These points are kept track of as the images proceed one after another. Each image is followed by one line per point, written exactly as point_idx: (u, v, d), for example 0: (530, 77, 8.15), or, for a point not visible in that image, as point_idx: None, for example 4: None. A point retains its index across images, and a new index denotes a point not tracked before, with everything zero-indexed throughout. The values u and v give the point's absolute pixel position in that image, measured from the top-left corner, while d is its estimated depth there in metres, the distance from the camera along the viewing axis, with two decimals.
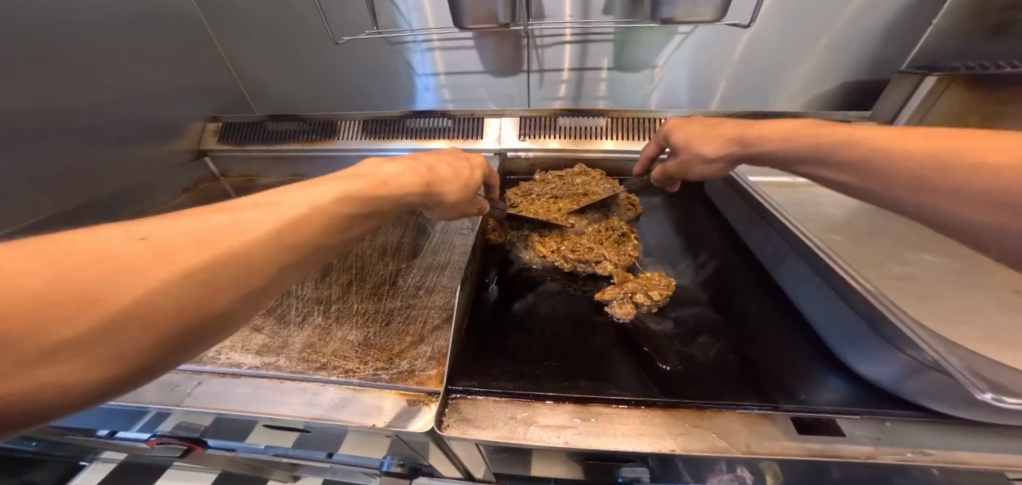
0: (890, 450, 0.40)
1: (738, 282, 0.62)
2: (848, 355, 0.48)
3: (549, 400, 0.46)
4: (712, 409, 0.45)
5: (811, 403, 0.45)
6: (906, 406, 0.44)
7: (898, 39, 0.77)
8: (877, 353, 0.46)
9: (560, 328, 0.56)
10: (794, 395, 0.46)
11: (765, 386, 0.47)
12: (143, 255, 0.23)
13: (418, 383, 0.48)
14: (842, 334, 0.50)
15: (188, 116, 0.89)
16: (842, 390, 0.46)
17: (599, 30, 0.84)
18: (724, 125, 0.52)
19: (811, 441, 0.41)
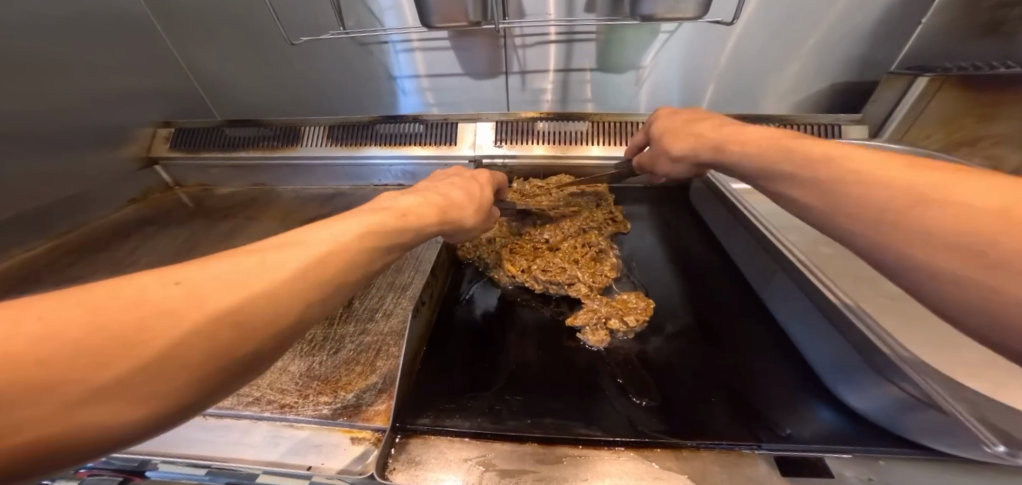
0: None
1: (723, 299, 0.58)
2: (837, 384, 0.44)
3: (509, 440, 0.41)
4: (688, 448, 0.40)
5: (797, 439, 0.41)
6: (902, 442, 0.40)
7: (887, 40, 0.74)
8: (869, 384, 0.42)
9: (528, 355, 0.51)
10: (779, 430, 0.42)
11: (748, 419, 0.43)
12: (174, 299, 0.19)
13: (363, 420, 0.43)
14: (828, 364, 0.46)
15: (137, 121, 0.82)
16: (832, 423, 0.42)
17: (584, 28, 0.80)
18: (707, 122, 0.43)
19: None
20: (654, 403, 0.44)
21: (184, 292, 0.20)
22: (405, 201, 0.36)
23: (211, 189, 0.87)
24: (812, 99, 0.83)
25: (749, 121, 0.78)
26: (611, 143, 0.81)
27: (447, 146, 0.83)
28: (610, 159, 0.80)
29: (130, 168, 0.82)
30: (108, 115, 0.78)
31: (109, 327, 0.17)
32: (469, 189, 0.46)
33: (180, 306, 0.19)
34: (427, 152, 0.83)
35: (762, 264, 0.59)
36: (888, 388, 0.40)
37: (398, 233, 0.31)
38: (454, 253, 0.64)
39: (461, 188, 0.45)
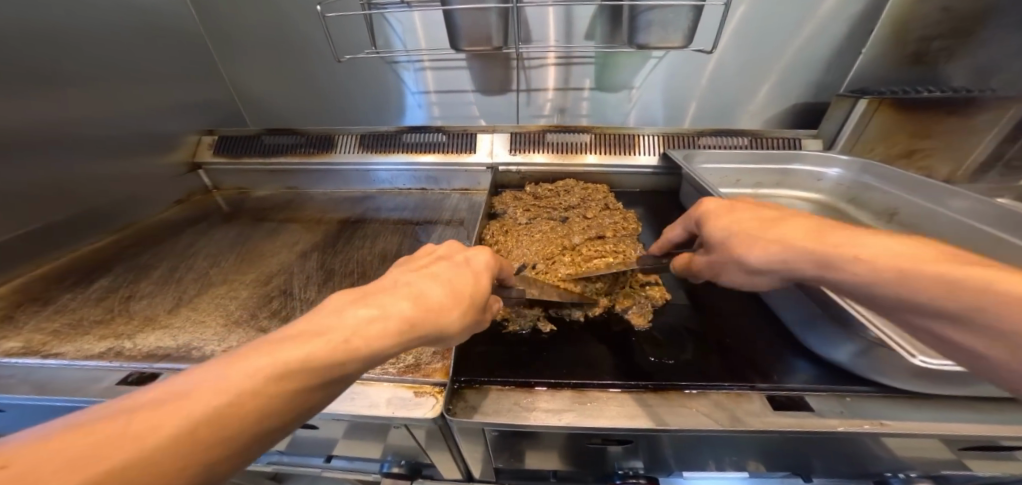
0: (852, 422, 0.45)
1: (720, 279, 0.69)
2: (810, 341, 0.55)
3: (551, 387, 0.50)
4: (696, 389, 0.49)
5: (783, 383, 0.50)
6: (861, 383, 0.50)
7: (840, 66, 0.89)
8: (833, 338, 0.50)
9: (564, 324, 0.60)
10: (769, 376, 0.52)
11: (742, 369, 0.52)
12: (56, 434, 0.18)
13: (424, 375, 0.51)
14: (800, 322, 0.55)
15: (184, 129, 0.90)
16: (809, 372, 0.52)
17: (582, 54, 0.93)
18: (743, 210, 0.43)
19: (785, 417, 0.46)
20: (673, 361, 0.54)
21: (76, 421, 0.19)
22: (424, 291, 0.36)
23: (247, 193, 0.95)
24: (779, 116, 0.98)
25: (730, 134, 0.91)
26: (611, 152, 0.92)
27: (467, 153, 0.92)
28: (610, 166, 0.92)
29: (177, 172, 0.89)
30: (162, 124, 0.85)
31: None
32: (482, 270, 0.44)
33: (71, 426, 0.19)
34: (449, 159, 0.92)
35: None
36: (847, 336, 0.48)
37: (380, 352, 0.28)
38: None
39: (444, 281, 0.37)
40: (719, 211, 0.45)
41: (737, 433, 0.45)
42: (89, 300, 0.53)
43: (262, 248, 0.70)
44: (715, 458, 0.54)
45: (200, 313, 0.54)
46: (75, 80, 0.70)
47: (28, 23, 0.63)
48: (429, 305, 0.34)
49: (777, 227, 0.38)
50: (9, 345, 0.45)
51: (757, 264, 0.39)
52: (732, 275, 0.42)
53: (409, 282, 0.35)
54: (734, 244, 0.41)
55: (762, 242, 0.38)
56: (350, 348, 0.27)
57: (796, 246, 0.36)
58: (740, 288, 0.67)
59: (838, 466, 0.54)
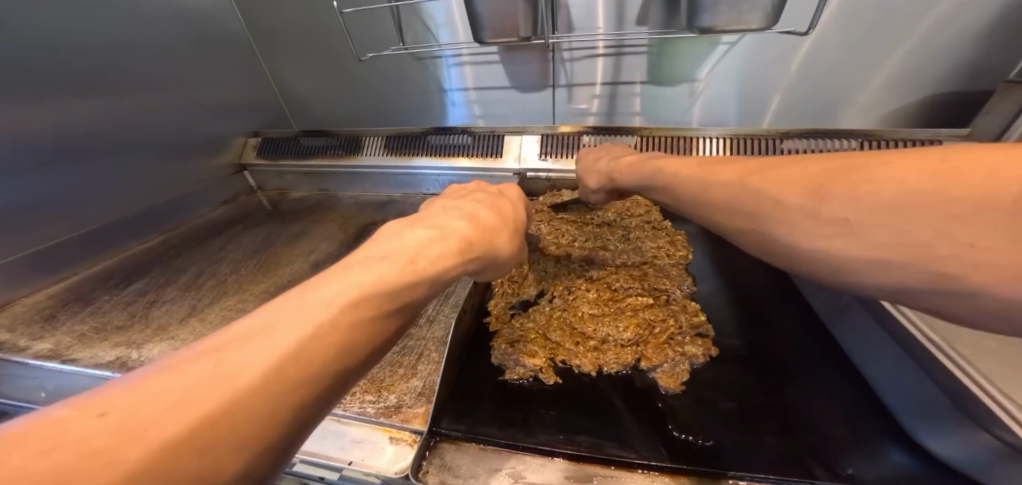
0: None
1: (793, 328, 0.53)
2: (916, 428, 0.39)
3: (539, 453, 0.42)
4: (731, 481, 0.37)
5: (860, 481, 0.36)
6: None
7: (1008, 40, 0.63)
8: (953, 429, 0.37)
9: (571, 376, 0.50)
10: (838, 468, 0.37)
11: (800, 454, 0.39)
12: (230, 367, 0.17)
13: (403, 421, 0.46)
14: (907, 400, 0.41)
15: (233, 131, 0.95)
16: (906, 468, 0.37)
17: (634, 41, 0.79)
18: (604, 156, 0.55)
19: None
20: (706, 443, 0.41)
21: (250, 354, 0.18)
22: (425, 230, 0.30)
23: (286, 193, 0.98)
24: (904, 111, 0.74)
25: (829, 135, 0.70)
26: None
27: (494, 158, 0.85)
28: None
29: (225, 173, 0.95)
30: (212, 127, 0.91)
31: (169, 396, 0.16)
32: (496, 205, 0.40)
33: (245, 358, 0.18)
34: (474, 163, 0.86)
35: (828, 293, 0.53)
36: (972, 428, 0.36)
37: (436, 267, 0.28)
38: (482, 304, 0.60)
39: (487, 206, 0.39)
40: (596, 151, 0.59)
41: None
42: (119, 303, 0.57)
43: (280, 255, 0.71)
44: None
45: (205, 324, 0.55)
46: (134, 88, 0.76)
47: (93, 39, 0.69)
48: (500, 216, 0.39)
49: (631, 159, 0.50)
50: (41, 346, 0.49)
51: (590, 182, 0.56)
52: (585, 194, 0.60)
53: (416, 214, 0.32)
54: (583, 168, 0.58)
55: (634, 169, 0.47)
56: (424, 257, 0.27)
57: (644, 170, 0.44)
58: (816, 340, 0.51)
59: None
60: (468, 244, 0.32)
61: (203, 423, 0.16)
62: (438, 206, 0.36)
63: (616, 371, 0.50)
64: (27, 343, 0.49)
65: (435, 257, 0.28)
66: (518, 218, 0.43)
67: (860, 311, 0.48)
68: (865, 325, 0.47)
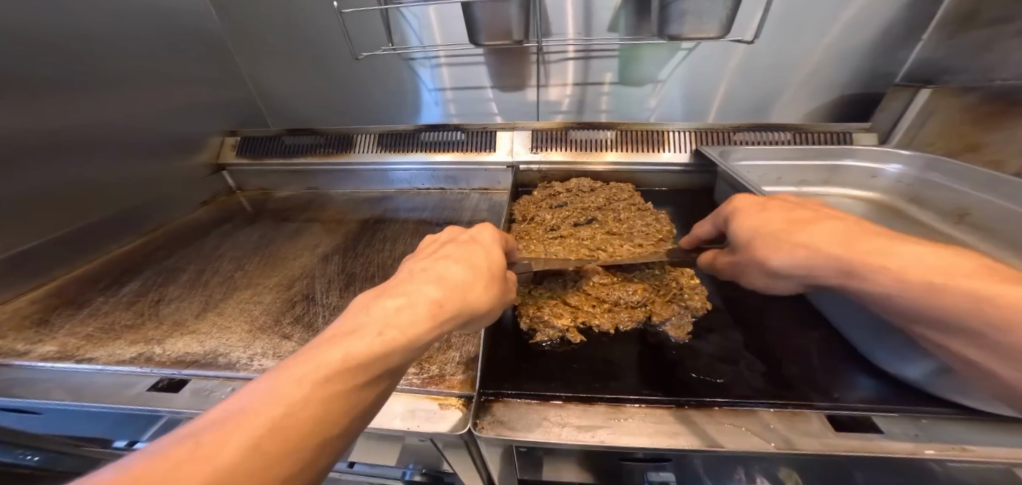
0: (931, 447, 0.38)
1: None
2: (879, 356, 0.47)
3: (582, 402, 0.47)
4: (744, 408, 0.45)
5: (844, 401, 0.44)
6: (941, 403, 0.42)
7: (893, 52, 0.82)
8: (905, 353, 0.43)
9: (593, 335, 0.57)
10: (828, 393, 0.46)
11: (793, 386, 0.47)
12: (183, 458, 0.18)
13: (449, 387, 0.50)
14: (866, 333, 0.48)
15: (208, 130, 0.91)
16: (873, 388, 0.45)
17: (602, 46, 0.88)
18: (803, 221, 0.38)
19: (848, 438, 0.40)
20: (719, 381, 0.48)
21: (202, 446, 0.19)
22: (396, 301, 0.29)
23: (270, 193, 0.96)
24: (821, 108, 0.91)
25: (768, 129, 0.85)
26: (633, 150, 0.88)
27: (486, 152, 0.90)
28: (635, 164, 0.87)
29: (202, 174, 0.90)
30: (187, 126, 0.86)
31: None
32: (471, 260, 0.36)
33: (203, 448, 0.19)
34: (467, 158, 0.90)
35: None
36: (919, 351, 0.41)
37: (405, 346, 0.27)
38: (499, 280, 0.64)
39: (461, 260, 0.35)
40: (754, 206, 0.44)
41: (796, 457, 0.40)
42: (120, 303, 0.55)
43: (285, 251, 0.70)
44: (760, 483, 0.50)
45: (226, 318, 0.54)
46: (103, 82, 0.71)
47: (61, 30, 0.64)
48: (479, 269, 0.35)
49: (807, 230, 0.36)
50: (46, 349, 0.47)
51: (778, 267, 0.38)
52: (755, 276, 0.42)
53: (381, 289, 0.31)
54: (760, 243, 0.40)
55: (886, 263, 0.30)
56: (392, 335, 0.27)
57: (822, 248, 0.34)
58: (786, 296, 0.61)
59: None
60: (445, 306, 0.31)
61: None
62: (407, 271, 0.34)
63: (630, 328, 0.58)
64: (28, 348, 0.47)
65: (401, 338, 0.27)
66: (496, 262, 0.38)
67: None
68: None
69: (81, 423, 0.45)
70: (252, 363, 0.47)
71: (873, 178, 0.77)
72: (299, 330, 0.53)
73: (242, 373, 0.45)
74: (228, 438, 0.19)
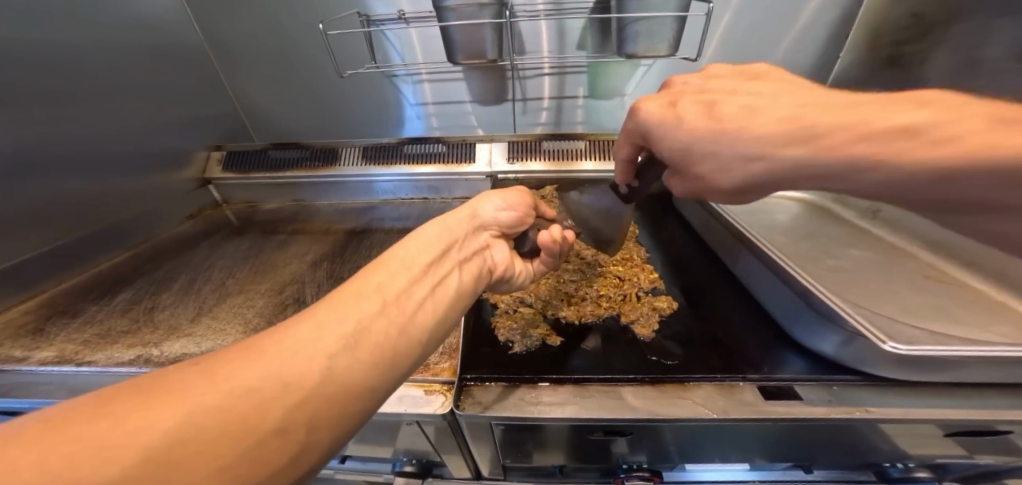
0: (841, 409, 0.43)
1: (712, 275, 0.67)
2: (799, 333, 0.51)
3: (548, 383, 0.49)
4: (691, 382, 0.47)
5: (774, 372, 0.48)
6: (848, 372, 0.47)
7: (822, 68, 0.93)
8: (820, 329, 0.47)
9: (561, 326, 0.58)
10: (760, 366, 0.49)
11: (733, 360, 0.50)
12: (239, 368, 0.20)
13: (434, 374, 0.51)
14: (788, 313, 0.53)
15: (194, 145, 0.94)
16: (799, 362, 0.50)
17: (573, 63, 0.97)
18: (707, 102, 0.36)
19: (776, 406, 0.43)
20: (675, 363, 0.50)
21: (264, 356, 0.21)
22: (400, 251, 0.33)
23: (256, 206, 0.99)
24: None
25: None
26: (604, 158, 0.95)
27: (467, 163, 0.95)
28: (606, 172, 0.94)
29: (190, 187, 0.94)
30: (173, 141, 0.89)
31: (203, 396, 0.18)
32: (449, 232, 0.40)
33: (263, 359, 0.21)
34: (449, 168, 0.95)
35: (730, 243, 0.65)
36: (830, 325, 0.45)
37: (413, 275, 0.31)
38: None
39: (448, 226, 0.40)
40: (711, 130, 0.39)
41: (733, 423, 0.43)
42: (116, 311, 0.59)
43: (274, 259, 0.74)
44: (717, 456, 0.55)
45: (219, 321, 0.57)
46: (91, 100, 0.73)
47: (52, 51, 0.68)
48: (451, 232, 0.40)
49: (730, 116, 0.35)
50: (45, 354, 0.50)
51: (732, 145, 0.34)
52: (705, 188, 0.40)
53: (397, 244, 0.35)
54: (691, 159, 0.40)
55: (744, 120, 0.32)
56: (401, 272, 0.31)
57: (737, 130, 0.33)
58: (729, 283, 0.65)
59: (839, 459, 0.53)
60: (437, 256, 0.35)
61: (224, 403, 0.18)
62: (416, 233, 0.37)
63: (595, 321, 0.58)
64: (27, 353, 0.51)
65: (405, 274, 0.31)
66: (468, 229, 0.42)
67: (748, 256, 0.60)
68: (756, 265, 0.59)
69: None
70: None
71: None
72: None
73: None
74: (287, 345, 0.22)
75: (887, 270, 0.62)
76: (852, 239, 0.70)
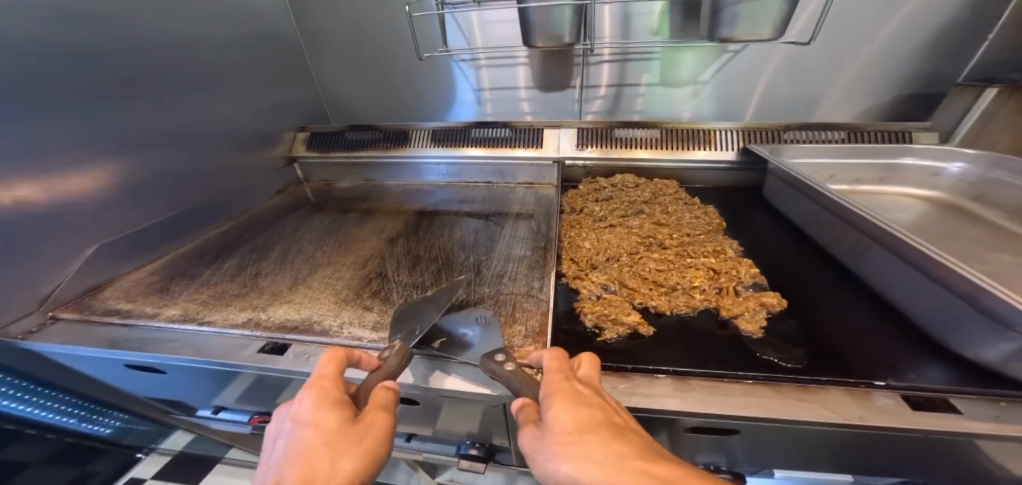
0: (1016, 428, 0.36)
1: (822, 276, 0.62)
2: (954, 341, 0.45)
3: (649, 373, 0.46)
4: (815, 385, 0.42)
5: (920, 381, 0.43)
6: (1020, 388, 0.40)
7: (949, 49, 0.81)
8: (985, 336, 0.41)
9: (651, 317, 0.57)
10: (904, 374, 0.44)
11: (867, 367, 0.46)
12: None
13: (521, 357, 0.49)
14: (940, 319, 0.47)
15: (282, 126, 1.00)
16: (948, 374, 0.44)
17: (639, 50, 0.92)
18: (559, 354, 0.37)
19: (926, 417, 0.37)
20: (794, 364, 0.47)
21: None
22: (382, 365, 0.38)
23: (332, 184, 1.05)
24: (870, 108, 0.91)
25: (821, 128, 0.84)
26: (660, 147, 0.90)
27: (535, 147, 0.94)
28: (684, 161, 0.89)
29: (278, 165, 1.00)
30: (265, 122, 0.95)
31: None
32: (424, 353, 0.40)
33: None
34: (517, 151, 0.94)
35: (851, 238, 0.60)
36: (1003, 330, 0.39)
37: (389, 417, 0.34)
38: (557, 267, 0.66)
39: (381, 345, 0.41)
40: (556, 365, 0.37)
41: (865, 433, 0.38)
42: (225, 276, 0.65)
43: (354, 234, 0.78)
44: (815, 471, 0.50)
45: (314, 290, 0.61)
46: (205, 81, 0.80)
47: (178, 37, 0.74)
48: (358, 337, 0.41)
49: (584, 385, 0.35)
50: (171, 312, 0.56)
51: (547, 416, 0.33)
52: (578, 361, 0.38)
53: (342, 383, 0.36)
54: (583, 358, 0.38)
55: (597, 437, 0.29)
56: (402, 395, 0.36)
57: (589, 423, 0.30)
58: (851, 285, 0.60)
59: None
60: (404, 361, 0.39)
61: None
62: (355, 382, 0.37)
63: (688, 315, 0.56)
64: (157, 309, 0.57)
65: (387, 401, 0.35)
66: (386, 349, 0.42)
67: (881, 253, 0.54)
68: (895, 264, 0.52)
69: (201, 382, 0.53)
70: (343, 330, 0.53)
71: (934, 177, 0.76)
72: (378, 303, 0.59)
73: (337, 339, 0.51)
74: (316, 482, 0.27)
75: None
76: (994, 243, 0.62)
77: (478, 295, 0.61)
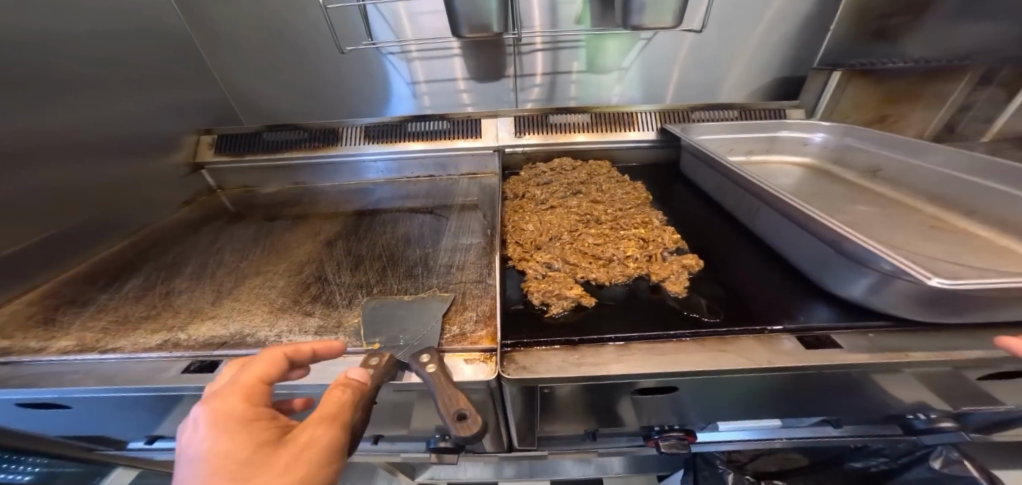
0: (882, 355, 0.43)
1: (731, 239, 0.70)
2: (829, 286, 0.53)
3: (589, 344, 0.48)
4: (730, 336, 0.48)
5: (808, 321, 0.50)
6: (878, 318, 0.48)
7: (813, 38, 0.96)
8: (850, 277, 0.49)
9: (591, 289, 0.59)
10: (795, 317, 0.51)
11: (768, 314, 0.52)
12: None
13: (472, 342, 0.49)
14: (817, 265, 0.55)
15: (182, 129, 0.89)
16: (827, 312, 0.52)
17: (567, 38, 0.96)
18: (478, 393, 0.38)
19: (815, 354, 0.43)
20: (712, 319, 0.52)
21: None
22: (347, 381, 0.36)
23: (252, 190, 0.95)
24: (761, 90, 1.05)
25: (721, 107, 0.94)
26: (594, 131, 0.95)
27: (474, 137, 0.94)
28: (606, 143, 0.95)
29: (181, 173, 0.89)
30: (159, 127, 0.84)
31: None
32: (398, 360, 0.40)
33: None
34: (456, 143, 0.93)
35: (747, 203, 0.68)
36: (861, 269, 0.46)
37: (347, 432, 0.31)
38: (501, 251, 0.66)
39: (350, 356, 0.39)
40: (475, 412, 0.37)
41: (776, 375, 0.43)
42: (128, 298, 0.56)
43: (284, 240, 0.72)
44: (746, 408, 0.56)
45: (242, 302, 0.55)
46: (71, 83, 0.68)
47: (27, 30, 0.62)
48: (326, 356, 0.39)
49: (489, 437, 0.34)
50: (64, 343, 0.47)
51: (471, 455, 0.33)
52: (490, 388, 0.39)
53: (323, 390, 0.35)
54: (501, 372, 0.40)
55: None
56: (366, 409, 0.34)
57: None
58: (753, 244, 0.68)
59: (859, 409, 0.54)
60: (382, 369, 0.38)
61: None
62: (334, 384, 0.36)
63: (624, 283, 0.60)
64: (43, 344, 0.47)
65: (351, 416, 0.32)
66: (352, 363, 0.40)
67: (771, 215, 0.62)
68: (782, 224, 0.60)
69: (116, 415, 0.45)
70: (280, 339, 0.48)
71: (804, 146, 0.88)
72: (319, 306, 0.55)
73: None
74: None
75: (896, 224, 0.65)
76: (857, 197, 0.74)
77: (424, 287, 0.59)
